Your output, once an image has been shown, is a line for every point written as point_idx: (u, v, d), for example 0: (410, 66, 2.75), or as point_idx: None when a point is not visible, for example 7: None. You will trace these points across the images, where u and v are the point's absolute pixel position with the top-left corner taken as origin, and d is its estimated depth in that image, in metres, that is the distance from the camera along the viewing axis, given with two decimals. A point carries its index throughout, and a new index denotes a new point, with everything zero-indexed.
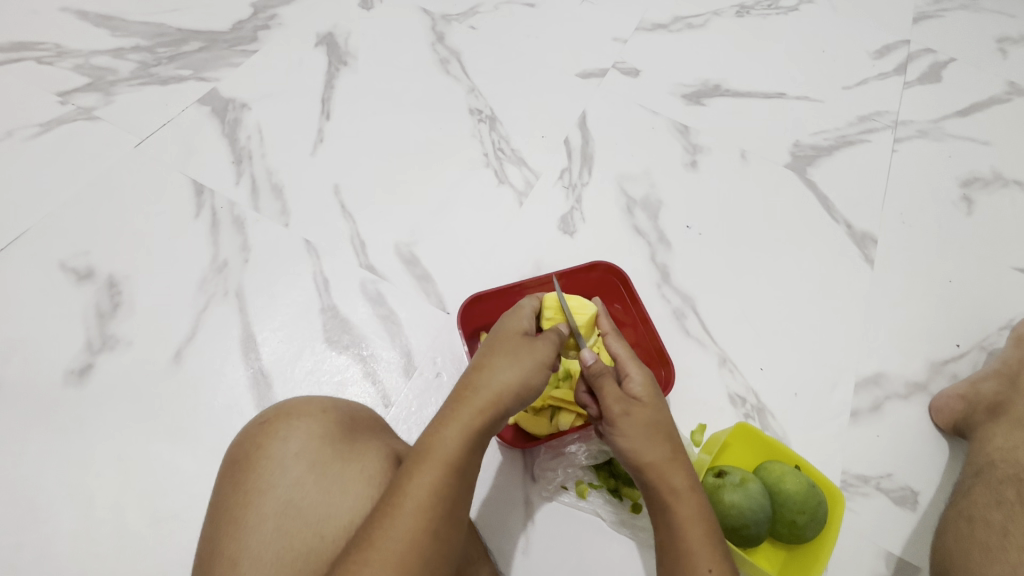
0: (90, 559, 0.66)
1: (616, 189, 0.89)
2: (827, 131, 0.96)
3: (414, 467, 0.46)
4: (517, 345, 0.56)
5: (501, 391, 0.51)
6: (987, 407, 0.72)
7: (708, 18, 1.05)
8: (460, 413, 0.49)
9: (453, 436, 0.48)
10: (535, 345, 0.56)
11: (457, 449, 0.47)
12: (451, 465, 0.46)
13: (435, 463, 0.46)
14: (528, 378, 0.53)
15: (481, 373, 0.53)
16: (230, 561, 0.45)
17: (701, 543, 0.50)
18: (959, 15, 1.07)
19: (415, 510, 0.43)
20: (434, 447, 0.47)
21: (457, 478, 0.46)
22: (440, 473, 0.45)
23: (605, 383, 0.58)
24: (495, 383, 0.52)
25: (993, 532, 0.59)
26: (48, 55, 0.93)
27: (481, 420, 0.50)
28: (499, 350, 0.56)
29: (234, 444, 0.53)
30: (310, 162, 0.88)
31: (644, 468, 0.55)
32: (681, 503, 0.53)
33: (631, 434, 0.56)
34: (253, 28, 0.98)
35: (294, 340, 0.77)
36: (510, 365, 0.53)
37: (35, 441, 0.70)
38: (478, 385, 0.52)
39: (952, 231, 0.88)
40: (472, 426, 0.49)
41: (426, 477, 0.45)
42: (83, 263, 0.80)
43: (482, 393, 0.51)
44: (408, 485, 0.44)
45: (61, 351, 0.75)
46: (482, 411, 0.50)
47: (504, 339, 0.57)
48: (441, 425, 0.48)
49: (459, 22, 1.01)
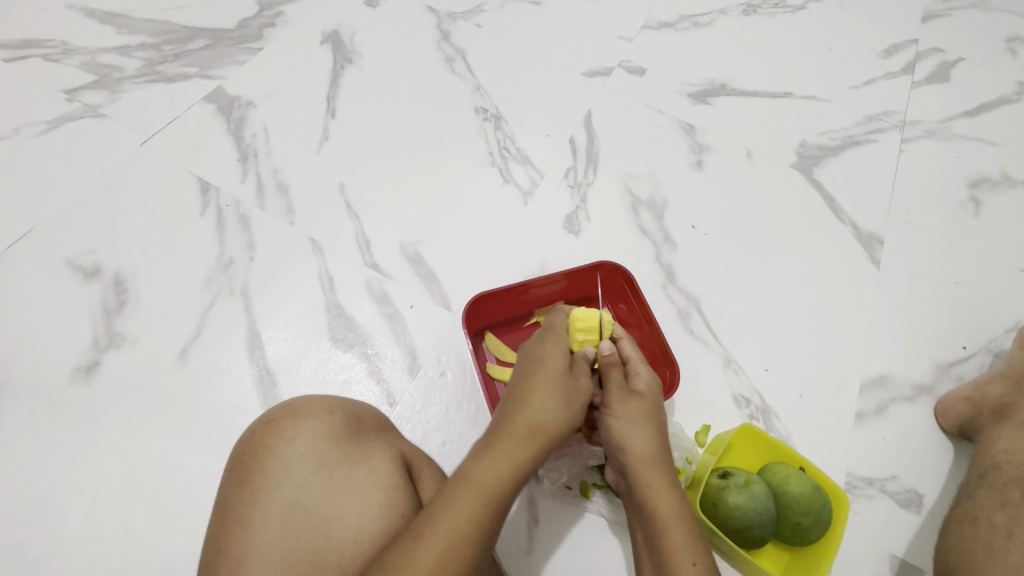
0: (97, 556, 0.66)
1: (621, 189, 0.89)
2: (834, 131, 0.95)
3: (454, 491, 0.47)
4: (560, 379, 0.57)
5: (547, 431, 0.54)
6: (992, 410, 0.72)
7: (715, 16, 1.05)
8: (507, 446, 0.51)
9: (496, 467, 0.50)
10: (578, 382, 0.58)
11: (497, 481, 0.49)
12: (492, 496, 0.48)
13: (475, 489, 0.48)
14: (569, 416, 0.55)
15: (526, 408, 0.54)
16: (236, 560, 0.45)
17: (682, 537, 0.50)
18: (968, 14, 1.06)
19: (453, 537, 0.44)
20: (475, 476, 0.49)
21: (493, 508, 0.47)
22: (479, 501, 0.47)
23: (611, 373, 0.61)
24: (541, 419, 0.54)
25: (996, 533, 0.59)
26: (55, 52, 0.94)
27: (526, 455, 0.52)
28: (542, 380, 0.57)
29: (240, 444, 0.54)
30: (315, 160, 0.88)
31: (630, 459, 0.56)
32: (663, 498, 0.53)
33: (621, 421, 0.58)
34: (259, 26, 0.98)
35: (300, 339, 0.77)
36: (555, 402, 0.55)
37: (42, 438, 0.71)
38: (517, 415, 0.54)
39: (959, 233, 0.88)
40: (516, 460, 0.51)
41: (465, 504, 0.46)
42: (90, 260, 0.80)
43: (528, 428, 0.53)
44: (445, 509, 0.46)
45: (67, 349, 0.75)
46: (529, 446, 0.52)
47: (547, 370, 0.57)
48: (484, 456, 0.51)
49: (465, 20, 1.01)
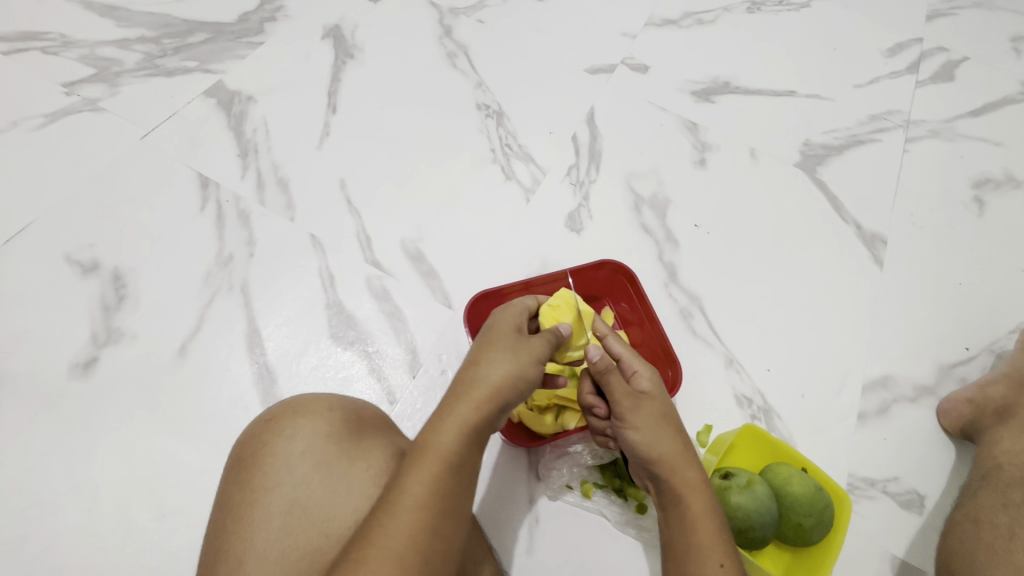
0: (95, 553, 0.66)
1: (624, 187, 0.88)
2: (837, 130, 0.95)
3: (411, 464, 0.45)
4: (512, 341, 0.56)
5: (497, 385, 0.51)
6: (995, 411, 0.72)
7: (719, 13, 1.04)
8: (456, 407, 0.49)
9: (449, 433, 0.47)
10: (530, 341, 0.56)
11: (452, 445, 0.46)
12: (446, 461, 0.45)
13: (433, 459, 0.45)
14: (520, 370, 0.53)
15: (475, 366, 0.52)
16: (236, 559, 0.45)
17: (713, 539, 0.51)
18: (974, 13, 1.05)
19: (412, 506, 0.43)
20: (431, 444, 0.46)
21: (453, 473, 0.45)
22: (437, 468, 0.45)
23: (613, 382, 0.59)
24: (489, 376, 0.51)
25: (998, 533, 0.58)
26: (54, 45, 0.93)
27: (477, 417, 0.49)
28: (492, 344, 0.55)
29: (239, 442, 0.53)
30: (317, 156, 0.88)
31: (654, 461, 0.56)
32: (693, 498, 0.53)
33: (640, 426, 0.57)
34: (259, 20, 0.97)
35: (300, 336, 0.77)
36: (501, 357, 0.53)
37: (40, 434, 0.70)
38: (473, 379, 0.51)
39: (963, 233, 0.88)
40: (466, 420, 0.48)
41: (422, 474, 0.44)
42: (89, 255, 0.80)
43: (477, 387, 0.50)
44: (405, 482, 0.44)
45: (65, 344, 0.74)
46: (478, 405, 0.49)
47: (499, 334, 0.57)
48: (437, 422, 0.48)
49: (467, 15, 1.00)
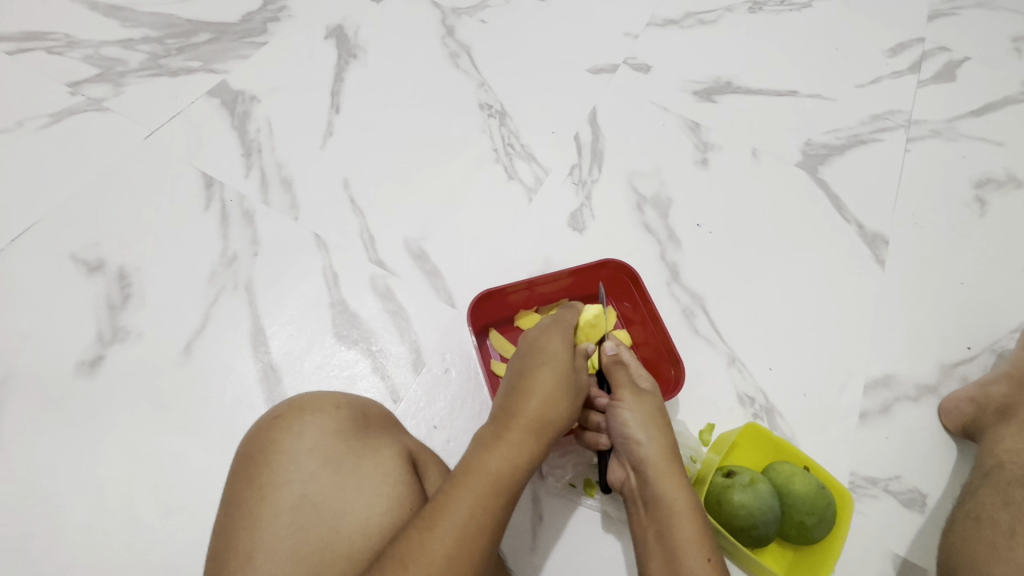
0: (101, 551, 0.66)
1: (627, 187, 0.88)
2: (839, 129, 0.95)
3: (463, 483, 0.47)
4: (564, 365, 0.57)
5: (550, 412, 0.54)
6: (996, 409, 0.72)
7: (721, 14, 1.04)
8: (513, 433, 0.52)
9: (503, 457, 0.49)
10: (579, 367, 0.59)
11: (506, 470, 0.49)
12: (501, 484, 0.48)
13: (481, 478, 0.47)
14: (570, 399, 0.56)
15: (530, 391, 0.55)
16: (246, 555, 0.45)
17: (692, 535, 0.51)
18: (975, 13, 1.05)
19: (465, 524, 0.44)
20: (485, 466, 0.49)
21: (502, 496, 0.47)
22: (489, 490, 0.47)
23: (617, 373, 0.61)
24: (542, 402, 0.54)
25: (999, 531, 0.59)
26: (58, 45, 0.93)
27: (532, 443, 0.52)
28: (545, 364, 0.57)
29: (246, 439, 0.53)
30: (320, 156, 0.88)
31: (641, 455, 0.56)
32: (675, 495, 0.53)
33: (632, 415, 0.58)
34: (263, 20, 0.98)
35: (304, 334, 0.77)
36: (554, 383, 0.56)
37: (46, 432, 0.71)
38: (522, 403, 0.54)
39: (964, 233, 0.88)
40: (523, 447, 0.51)
41: (476, 494, 0.46)
42: (94, 255, 0.80)
43: (531, 413, 0.53)
44: (458, 499, 0.46)
45: (71, 343, 0.75)
46: (535, 433, 0.52)
47: (552, 353, 0.58)
48: (493, 446, 0.50)
49: (470, 15, 1.00)
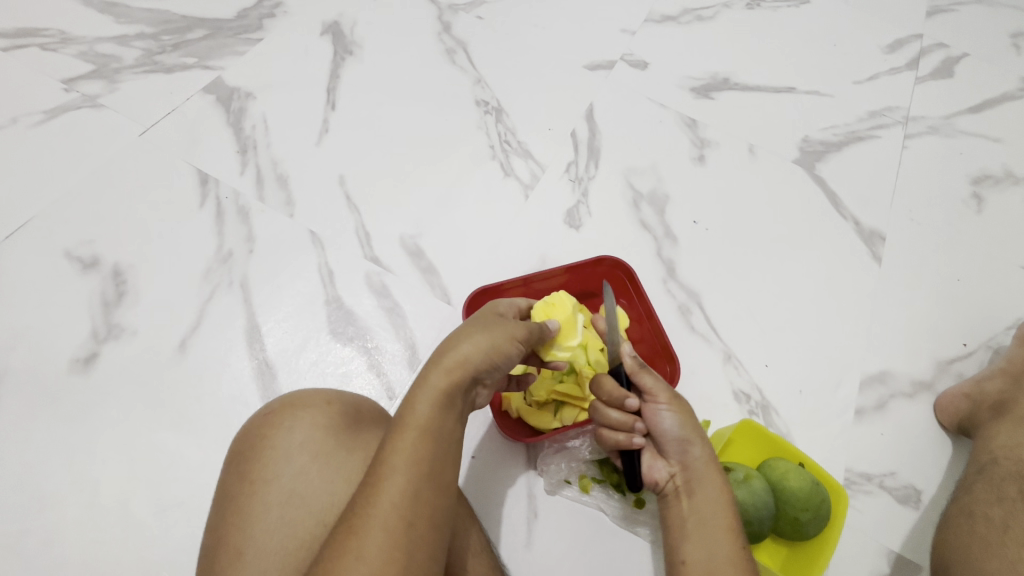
0: (97, 547, 0.66)
1: (623, 183, 0.88)
2: (837, 126, 0.95)
3: (392, 437, 0.43)
4: (488, 320, 0.53)
5: (469, 353, 0.48)
6: (992, 406, 0.72)
7: (719, 10, 1.04)
8: (430, 375, 0.46)
9: (425, 400, 0.45)
10: (507, 321, 0.54)
11: (429, 414, 0.44)
12: (429, 430, 0.44)
13: (410, 425, 0.43)
14: (497, 345, 0.50)
15: (448, 339, 0.50)
16: (235, 551, 0.45)
17: (728, 524, 0.51)
18: (974, 9, 1.05)
19: (399, 472, 0.41)
20: (410, 415, 0.44)
21: (434, 443, 0.43)
22: (418, 438, 0.43)
23: (648, 371, 0.57)
24: (462, 346, 0.49)
25: (993, 527, 0.59)
26: (53, 42, 0.93)
27: (450, 385, 0.46)
28: (468, 321, 0.53)
29: (239, 436, 0.53)
30: (316, 153, 0.88)
31: (681, 447, 0.55)
32: (712, 483, 0.53)
33: (676, 411, 0.55)
34: (258, 16, 0.97)
35: (299, 331, 0.77)
36: (476, 331, 0.51)
37: (41, 430, 0.71)
38: (443, 350, 0.49)
39: (961, 230, 0.88)
40: (441, 390, 0.46)
41: (404, 442, 0.43)
42: (89, 251, 0.80)
43: (448, 356, 0.48)
44: (389, 455, 0.42)
45: (66, 340, 0.75)
46: (452, 374, 0.47)
47: (479, 315, 0.55)
48: (412, 392, 0.45)
49: (466, 12, 1.00)
